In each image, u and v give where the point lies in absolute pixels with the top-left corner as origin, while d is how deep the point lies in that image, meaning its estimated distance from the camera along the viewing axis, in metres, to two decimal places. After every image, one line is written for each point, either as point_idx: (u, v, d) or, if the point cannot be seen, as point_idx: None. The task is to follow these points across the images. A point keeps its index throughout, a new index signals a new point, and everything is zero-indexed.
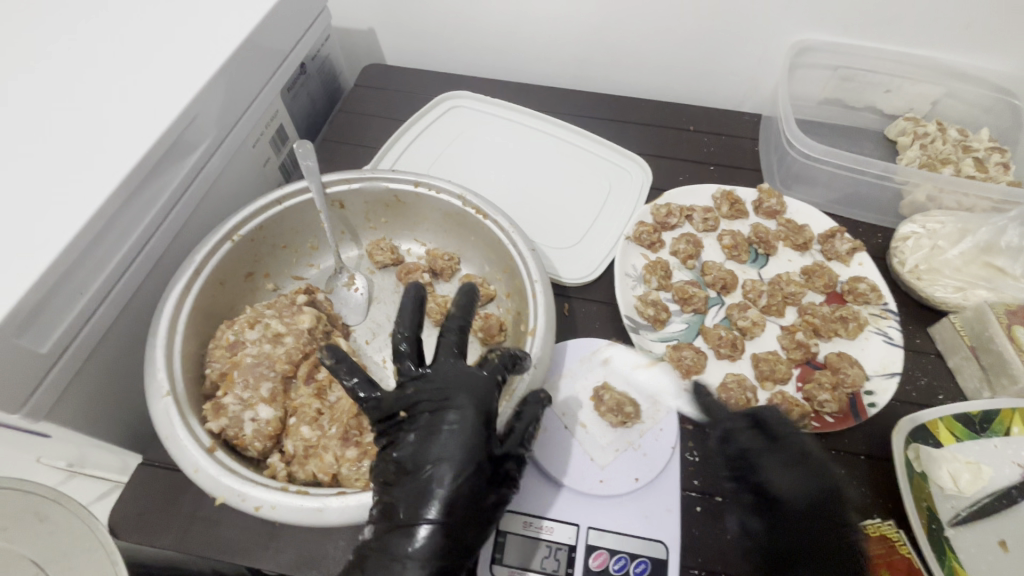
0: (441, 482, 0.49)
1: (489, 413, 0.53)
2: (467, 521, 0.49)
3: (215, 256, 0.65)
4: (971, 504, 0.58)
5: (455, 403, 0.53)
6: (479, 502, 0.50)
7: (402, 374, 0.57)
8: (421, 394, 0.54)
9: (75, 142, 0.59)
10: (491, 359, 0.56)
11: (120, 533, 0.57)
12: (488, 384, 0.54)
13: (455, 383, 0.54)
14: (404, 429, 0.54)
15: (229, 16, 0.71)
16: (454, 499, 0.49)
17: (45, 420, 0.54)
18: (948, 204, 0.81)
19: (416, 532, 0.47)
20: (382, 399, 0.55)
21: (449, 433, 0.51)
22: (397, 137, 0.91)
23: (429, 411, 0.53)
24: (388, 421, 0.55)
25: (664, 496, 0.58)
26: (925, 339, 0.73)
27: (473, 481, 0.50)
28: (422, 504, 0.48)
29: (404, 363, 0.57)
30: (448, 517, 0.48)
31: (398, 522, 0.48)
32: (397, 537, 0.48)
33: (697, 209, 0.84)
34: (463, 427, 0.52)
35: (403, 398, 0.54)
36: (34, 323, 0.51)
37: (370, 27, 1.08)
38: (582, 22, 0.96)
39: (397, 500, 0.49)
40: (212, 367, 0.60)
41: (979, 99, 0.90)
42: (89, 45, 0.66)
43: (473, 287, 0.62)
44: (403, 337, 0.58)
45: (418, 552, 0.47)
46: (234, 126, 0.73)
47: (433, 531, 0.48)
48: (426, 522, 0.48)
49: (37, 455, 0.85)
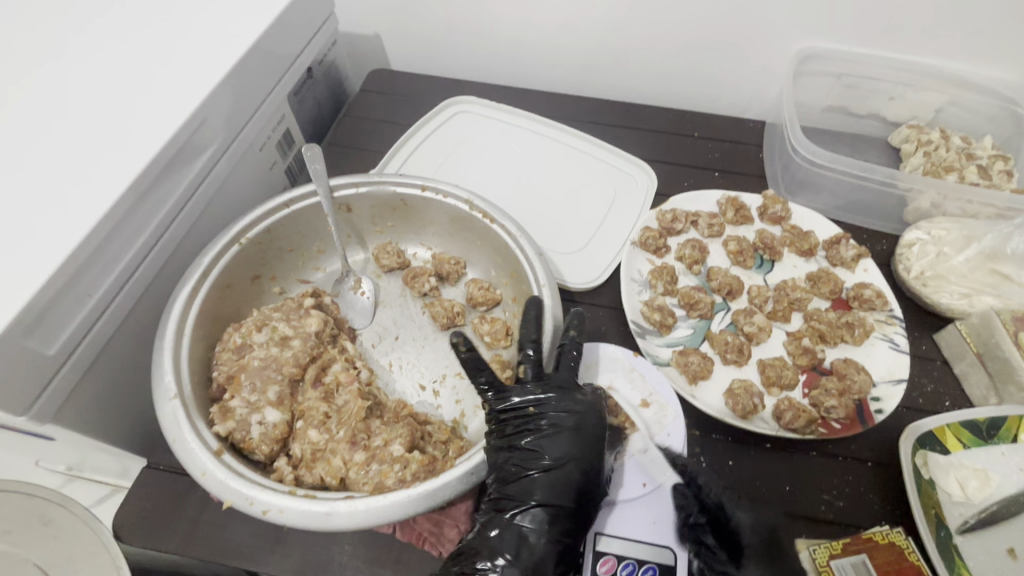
0: (566, 480, 0.55)
1: (608, 421, 0.59)
2: (585, 521, 0.54)
3: (222, 259, 0.65)
4: (979, 513, 0.57)
5: (586, 409, 0.58)
6: (594, 503, 0.55)
7: (523, 367, 0.62)
8: (549, 401, 0.58)
9: (86, 144, 0.59)
10: (606, 382, 0.63)
11: (125, 537, 0.57)
12: (606, 397, 0.61)
13: (581, 390, 0.59)
14: (525, 424, 0.57)
15: (237, 20, 0.71)
16: (580, 497, 0.54)
17: (51, 422, 0.54)
18: (952, 211, 0.81)
19: (535, 522, 0.53)
20: (514, 394, 0.59)
21: (576, 437, 0.57)
22: (403, 142, 0.92)
23: (558, 413, 0.57)
24: (512, 418, 0.58)
25: (670, 501, 0.58)
26: (931, 346, 0.74)
27: (594, 483, 0.56)
28: (552, 500, 0.54)
29: (527, 368, 0.61)
30: (571, 514, 0.54)
31: (515, 513, 0.54)
32: (520, 526, 0.53)
33: (702, 215, 0.84)
34: (587, 432, 0.57)
35: (532, 396, 0.59)
36: (43, 324, 0.51)
37: (376, 33, 1.09)
38: (587, 28, 0.96)
39: (518, 493, 0.54)
40: (218, 370, 0.59)
41: (983, 108, 0.91)
42: (99, 49, 0.67)
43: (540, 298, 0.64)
44: (530, 341, 0.62)
45: (539, 543, 0.52)
46: (242, 129, 0.74)
47: (552, 526, 0.53)
48: (538, 524, 0.53)
49: (36, 458, 0.84)
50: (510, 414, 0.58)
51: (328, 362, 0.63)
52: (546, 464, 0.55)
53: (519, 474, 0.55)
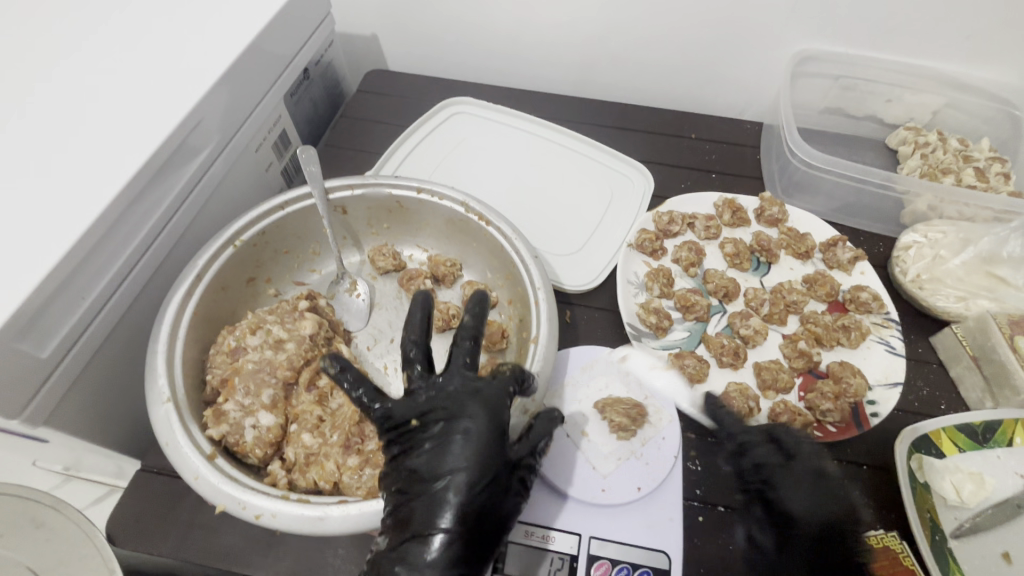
0: (454, 492, 0.49)
1: (501, 422, 0.53)
2: (481, 534, 0.49)
3: (217, 262, 0.64)
4: (973, 516, 0.58)
5: (465, 412, 0.53)
6: (495, 512, 0.50)
7: (414, 380, 0.57)
8: (433, 403, 0.54)
9: (79, 145, 0.58)
10: (501, 371, 0.56)
11: (116, 540, 0.56)
12: (500, 394, 0.54)
13: (467, 397, 0.54)
14: (416, 439, 0.53)
15: (231, 22, 0.71)
16: (470, 509, 0.49)
17: (44, 425, 0.54)
18: (949, 214, 0.81)
19: (433, 542, 0.47)
20: (394, 406, 0.54)
21: (462, 443, 0.51)
22: (399, 143, 0.91)
23: (443, 421, 0.53)
24: (399, 428, 0.54)
25: (667, 505, 0.58)
26: (926, 349, 0.74)
27: (489, 490, 0.50)
28: (435, 514, 0.48)
29: (413, 369, 0.57)
30: (460, 527, 0.48)
31: (415, 522, 0.48)
32: (413, 545, 0.48)
33: (699, 217, 0.84)
34: (474, 435, 0.51)
35: (416, 406, 0.54)
36: (36, 328, 0.51)
37: (373, 33, 1.08)
38: (585, 29, 0.96)
39: (413, 508, 0.49)
40: (212, 373, 0.59)
41: (980, 110, 0.91)
42: (92, 50, 0.66)
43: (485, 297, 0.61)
44: (413, 342, 0.58)
45: (435, 561, 0.47)
46: (237, 131, 0.73)
47: (446, 541, 0.48)
48: (441, 530, 0.48)
49: (31, 459, 0.84)
50: (397, 423, 0.54)
51: None
52: (436, 480, 0.50)
53: (412, 489, 0.50)
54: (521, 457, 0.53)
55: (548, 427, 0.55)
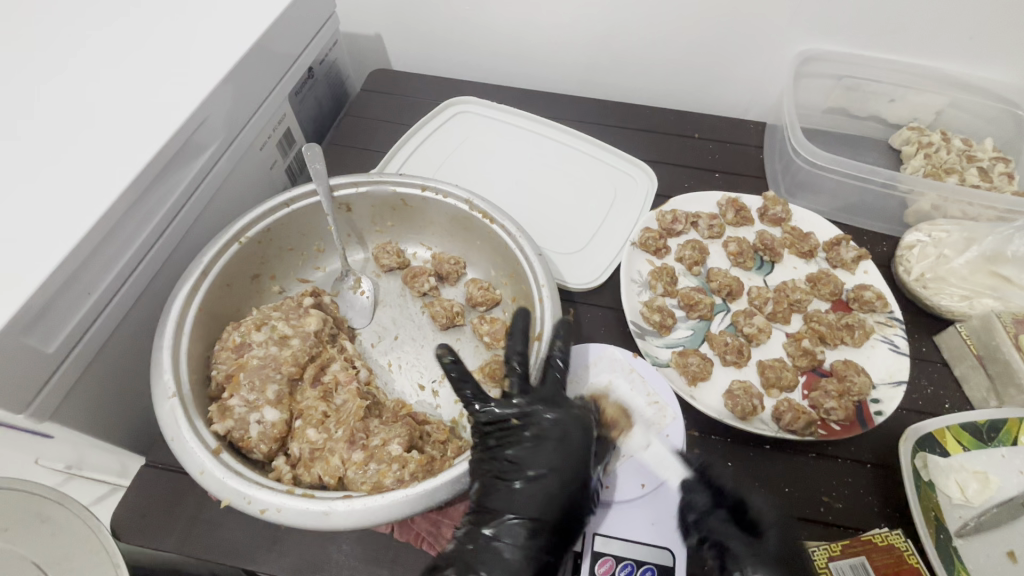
0: (548, 491, 0.54)
1: (595, 433, 0.57)
2: (568, 536, 0.52)
3: (222, 259, 0.65)
4: (978, 514, 0.57)
5: (563, 419, 0.57)
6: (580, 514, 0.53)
7: (511, 380, 0.61)
8: (536, 405, 0.58)
9: (85, 142, 0.59)
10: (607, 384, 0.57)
11: (122, 535, 0.56)
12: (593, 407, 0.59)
13: (565, 406, 0.58)
14: (515, 436, 0.56)
15: (237, 21, 0.71)
16: (563, 509, 0.53)
17: (50, 420, 0.54)
18: (953, 213, 0.81)
19: (524, 534, 0.52)
20: (495, 402, 0.59)
21: (559, 447, 0.55)
22: (403, 142, 0.92)
23: (542, 423, 0.57)
24: (498, 424, 0.58)
25: (669, 501, 0.58)
26: (931, 348, 0.73)
27: (581, 494, 0.54)
28: (529, 510, 0.53)
29: (514, 375, 0.61)
30: (551, 525, 0.52)
31: (497, 515, 0.52)
32: (503, 537, 0.52)
33: (702, 216, 0.83)
34: (575, 441, 0.56)
35: (517, 406, 0.58)
36: (42, 322, 0.51)
37: (377, 32, 1.09)
38: (588, 28, 0.96)
39: (506, 503, 0.53)
40: (217, 369, 0.59)
41: (983, 110, 0.91)
42: (99, 48, 0.67)
43: (527, 307, 0.67)
44: (518, 348, 0.63)
45: (522, 554, 0.51)
46: (242, 129, 0.74)
47: (537, 536, 0.52)
48: (525, 523, 0.52)
49: (34, 456, 0.84)
50: (497, 418, 0.58)
51: (328, 362, 0.63)
52: (530, 475, 0.54)
53: (505, 482, 0.54)
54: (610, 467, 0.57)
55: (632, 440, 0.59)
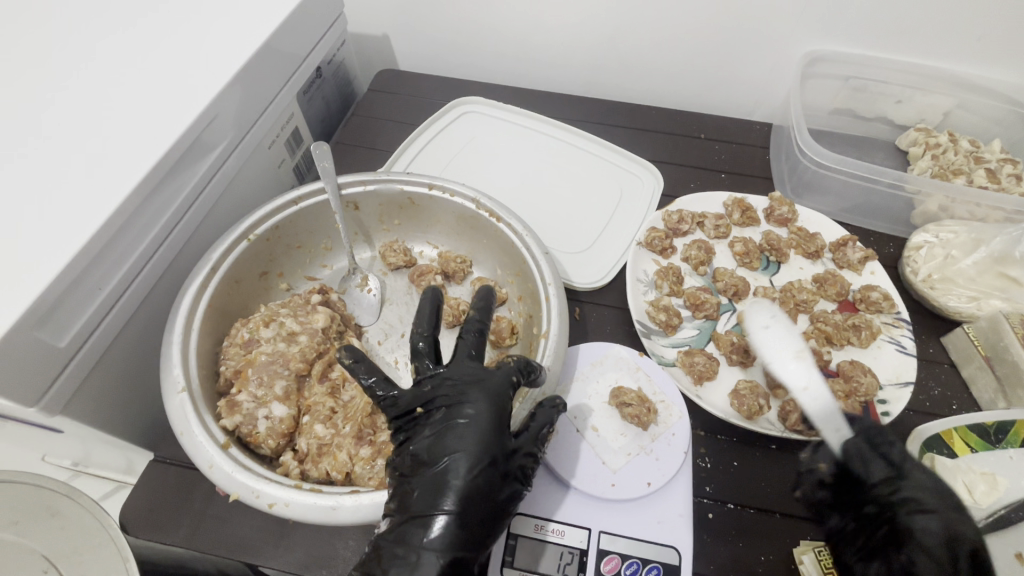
0: (453, 476, 0.49)
1: (503, 410, 0.53)
2: (479, 521, 0.48)
3: (231, 256, 0.65)
4: (987, 516, 0.57)
5: (463, 399, 0.53)
6: (493, 497, 0.49)
7: (421, 372, 0.57)
8: (437, 391, 0.54)
9: (96, 140, 0.59)
10: (505, 362, 0.56)
11: (132, 530, 0.57)
12: (502, 382, 0.54)
13: (465, 387, 0.54)
14: (421, 426, 0.54)
15: (246, 20, 0.72)
16: (470, 491, 0.49)
17: (61, 415, 0.55)
18: (961, 214, 0.80)
19: (434, 521, 0.47)
20: (403, 397, 0.55)
21: (463, 428, 0.52)
22: (409, 141, 0.92)
23: (446, 408, 0.54)
24: (405, 417, 0.55)
25: (678, 500, 0.58)
26: (938, 349, 0.73)
27: (487, 475, 0.50)
28: (436, 497, 0.48)
29: (421, 362, 0.57)
30: (459, 509, 0.48)
31: (409, 511, 0.48)
32: (413, 527, 0.48)
33: (708, 216, 0.84)
34: (477, 421, 0.52)
35: (419, 395, 0.55)
36: (53, 318, 0.52)
37: (384, 33, 1.09)
38: (595, 29, 0.96)
39: (414, 492, 0.49)
40: (226, 365, 0.59)
41: (990, 111, 0.90)
42: (109, 48, 0.67)
43: (439, 287, 0.63)
44: (422, 335, 0.59)
45: (433, 543, 0.47)
46: (250, 128, 0.74)
47: (447, 523, 0.47)
48: (440, 513, 0.48)
49: (42, 453, 0.85)
50: (403, 413, 0.55)
51: (335, 358, 0.63)
52: (435, 465, 0.50)
53: (414, 474, 0.50)
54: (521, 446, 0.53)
55: (551, 416, 0.54)
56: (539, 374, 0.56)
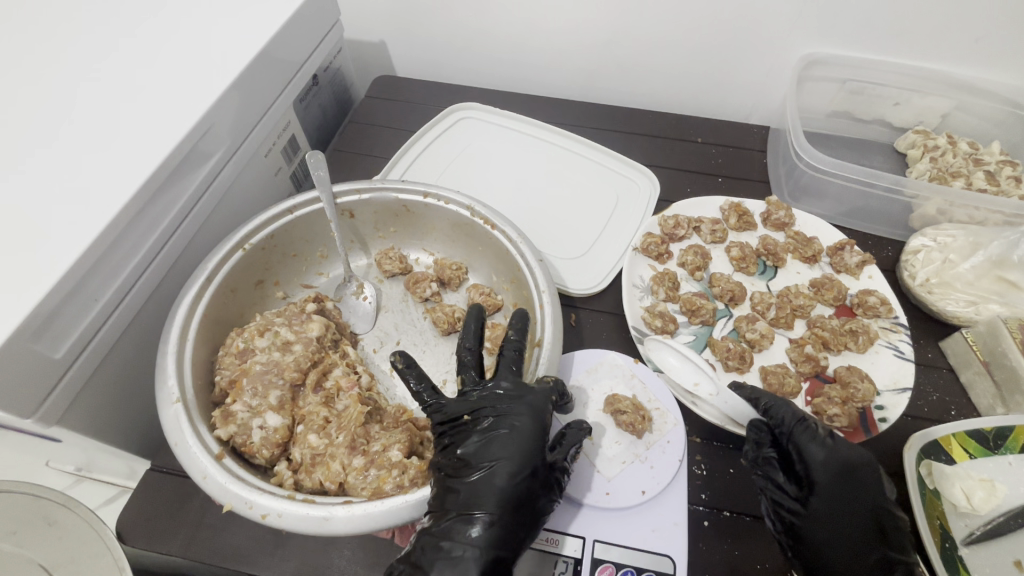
0: (497, 481, 0.52)
1: (545, 424, 0.55)
2: (518, 524, 0.51)
3: (226, 265, 0.65)
4: (985, 523, 0.57)
5: (509, 409, 0.55)
6: (532, 504, 0.52)
7: (466, 383, 0.60)
8: (484, 401, 0.57)
9: (92, 149, 0.60)
10: (542, 381, 0.58)
11: (127, 538, 0.57)
12: (543, 400, 0.56)
13: (510, 396, 0.56)
14: (467, 432, 0.56)
15: (240, 31, 0.72)
16: (512, 496, 0.51)
17: (57, 425, 0.55)
18: (959, 218, 0.80)
19: (477, 520, 0.50)
20: (452, 404, 0.58)
21: (508, 437, 0.54)
22: (406, 147, 0.92)
23: (490, 418, 0.56)
24: (451, 423, 0.57)
25: (673, 509, 0.58)
26: (937, 353, 0.73)
27: (528, 483, 0.52)
28: (480, 499, 0.51)
29: (467, 374, 0.61)
30: (499, 512, 0.51)
31: (454, 508, 0.51)
32: (458, 524, 0.50)
33: (704, 221, 0.84)
34: (521, 432, 0.54)
35: (467, 404, 0.57)
36: (50, 330, 0.52)
37: (381, 39, 1.10)
38: (592, 35, 0.97)
39: (456, 493, 0.51)
40: (221, 375, 0.59)
41: (989, 112, 0.90)
42: (104, 58, 0.68)
43: (481, 309, 0.65)
44: (467, 348, 0.62)
45: (476, 540, 0.49)
46: (246, 137, 0.75)
47: (489, 522, 0.50)
48: (483, 514, 0.50)
49: (46, 459, 0.85)
50: (450, 419, 0.57)
51: (330, 367, 0.63)
52: (479, 469, 0.53)
53: (458, 476, 0.53)
54: (556, 459, 0.55)
55: (579, 436, 0.57)
56: (569, 399, 0.60)
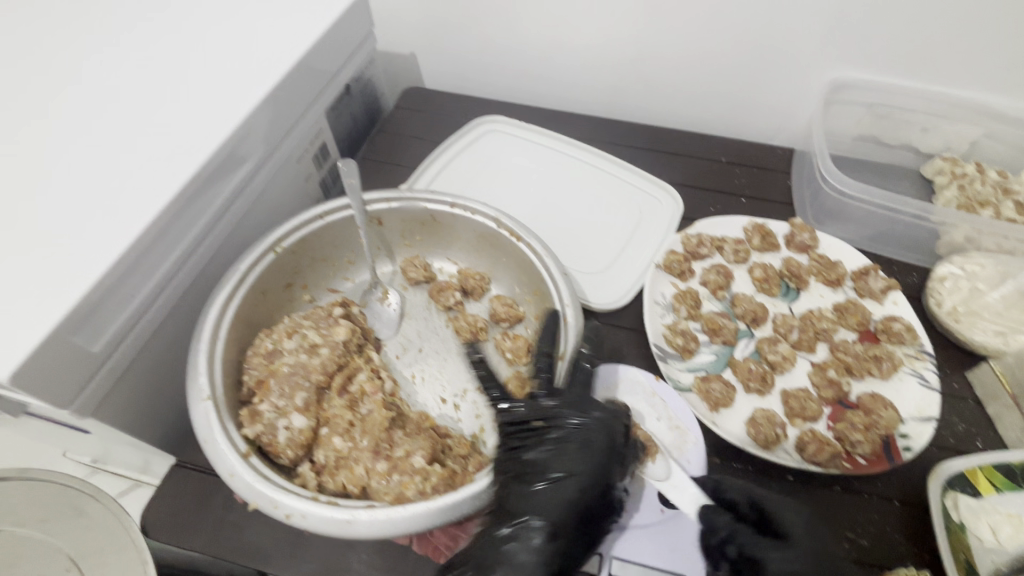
0: (564, 492, 0.56)
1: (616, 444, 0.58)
2: (582, 534, 0.54)
3: (259, 267, 0.67)
4: (1011, 559, 0.56)
5: (585, 425, 0.59)
6: (595, 516, 0.56)
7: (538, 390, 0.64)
8: (559, 412, 0.61)
9: (137, 149, 0.62)
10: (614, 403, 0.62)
11: (154, 533, 0.59)
12: (615, 420, 0.60)
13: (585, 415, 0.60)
14: (540, 438, 0.60)
15: (278, 39, 0.75)
16: (577, 508, 0.55)
17: (91, 417, 0.57)
18: (987, 246, 0.79)
19: (539, 528, 0.53)
20: (529, 412, 0.62)
21: (579, 451, 0.58)
22: (433, 158, 0.94)
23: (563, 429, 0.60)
24: (521, 427, 0.61)
25: (692, 530, 0.59)
26: (963, 384, 0.72)
27: (596, 496, 0.56)
28: (543, 506, 0.55)
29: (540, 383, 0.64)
30: (563, 521, 0.54)
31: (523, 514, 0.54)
32: (522, 530, 0.53)
33: (728, 241, 0.84)
34: (592, 447, 0.58)
35: (540, 411, 0.61)
36: (88, 323, 0.54)
37: (411, 52, 1.13)
38: (619, 52, 0.98)
39: (518, 497, 0.56)
40: (249, 374, 0.61)
41: (1021, 142, 0.89)
42: (144, 65, 0.70)
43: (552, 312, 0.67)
44: (540, 358, 0.65)
45: (539, 547, 0.52)
46: (280, 143, 0.77)
47: (549, 531, 0.54)
48: (543, 523, 0.54)
49: (63, 448, 0.87)
50: (522, 423, 0.61)
51: (355, 371, 0.64)
52: (549, 477, 0.57)
53: (526, 479, 0.57)
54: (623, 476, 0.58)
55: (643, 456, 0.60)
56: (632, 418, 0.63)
